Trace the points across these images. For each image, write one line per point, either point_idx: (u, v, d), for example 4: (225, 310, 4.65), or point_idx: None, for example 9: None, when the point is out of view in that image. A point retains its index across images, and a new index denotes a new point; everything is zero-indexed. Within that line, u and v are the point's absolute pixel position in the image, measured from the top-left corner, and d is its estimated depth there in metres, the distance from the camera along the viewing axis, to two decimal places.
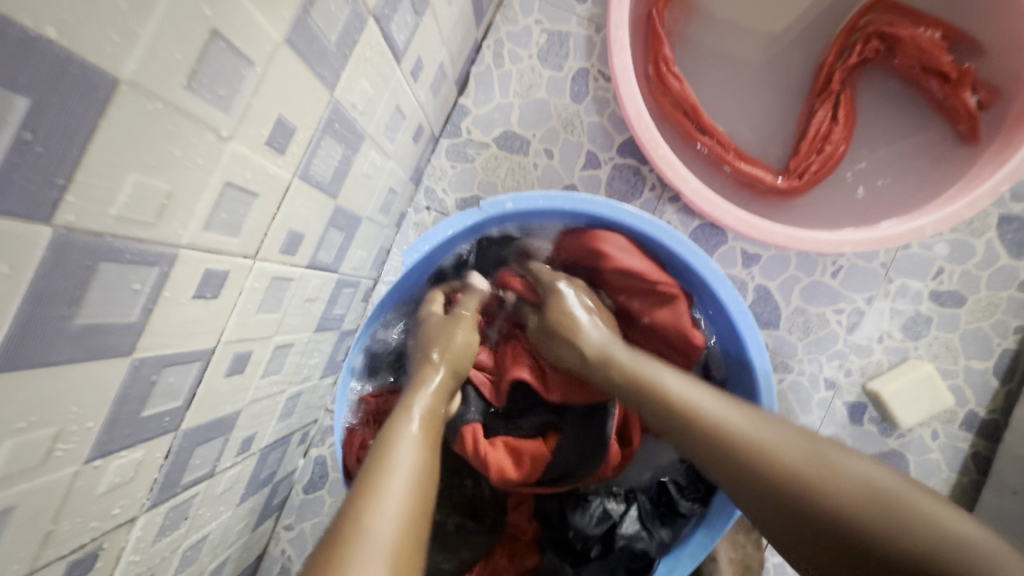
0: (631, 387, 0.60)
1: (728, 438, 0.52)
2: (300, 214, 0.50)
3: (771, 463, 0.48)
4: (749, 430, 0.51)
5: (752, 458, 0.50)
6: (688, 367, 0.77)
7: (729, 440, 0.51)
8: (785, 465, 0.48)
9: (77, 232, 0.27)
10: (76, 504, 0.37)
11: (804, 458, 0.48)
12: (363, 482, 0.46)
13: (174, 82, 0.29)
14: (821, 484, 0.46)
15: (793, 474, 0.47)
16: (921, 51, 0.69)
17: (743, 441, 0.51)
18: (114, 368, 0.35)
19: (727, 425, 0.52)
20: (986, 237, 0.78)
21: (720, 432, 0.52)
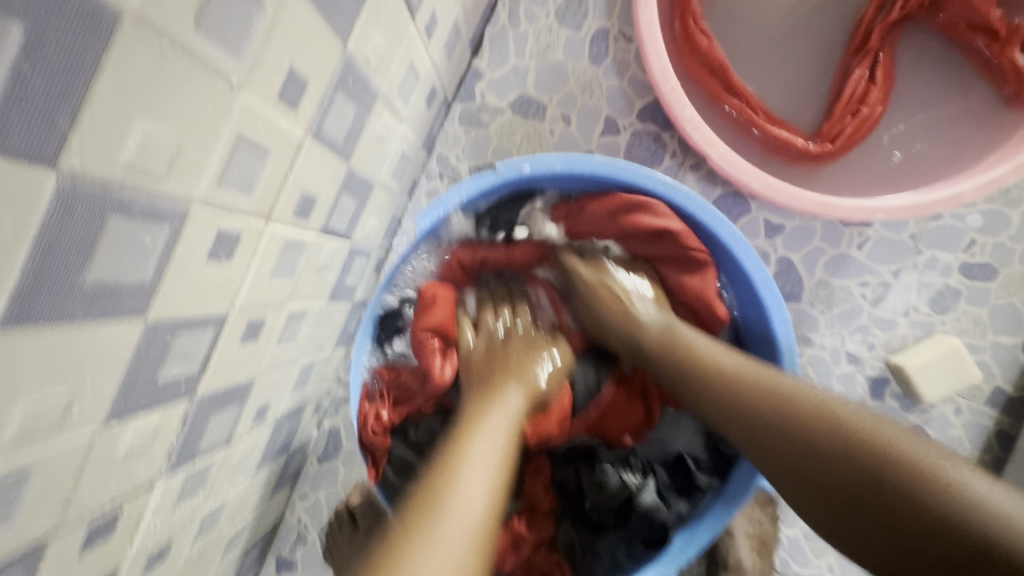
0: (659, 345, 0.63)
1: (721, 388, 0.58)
2: (313, 176, 0.48)
3: (764, 402, 0.54)
4: (747, 377, 0.57)
5: (755, 404, 0.55)
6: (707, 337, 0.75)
7: (738, 398, 0.56)
8: (800, 410, 0.52)
9: (85, 181, 0.26)
10: (94, 467, 0.36)
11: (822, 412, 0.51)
12: (444, 487, 0.48)
13: (181, 20, 0.27)
14: (859, 452, 0.48)
15: (808, 424, 0.51)
16: (968, 5, 0.65)
17: (751, 394, 0.55)
18: (128, 329, 0.33)
19: (774, 391, 0.54)
20: (1022, 207, 0.75)
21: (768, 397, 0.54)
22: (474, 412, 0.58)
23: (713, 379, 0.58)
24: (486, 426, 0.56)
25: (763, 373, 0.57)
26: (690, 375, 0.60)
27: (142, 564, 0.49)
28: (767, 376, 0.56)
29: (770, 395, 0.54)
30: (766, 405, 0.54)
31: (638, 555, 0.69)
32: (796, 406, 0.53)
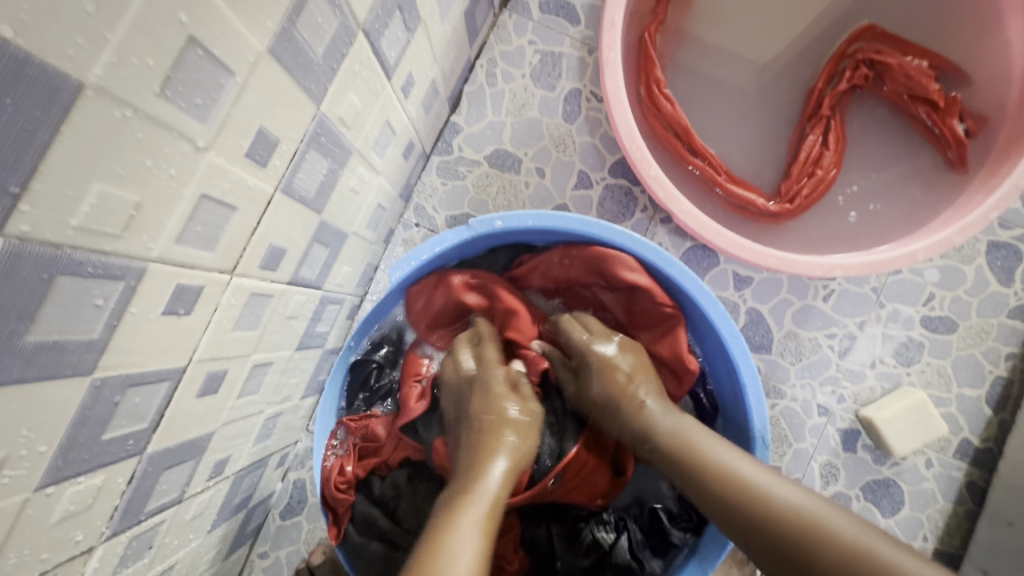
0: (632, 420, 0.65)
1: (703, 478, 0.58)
2: (282, 229, 0.49)
3: (804, 566, 0.51)
4: (784, 505, 0.53)
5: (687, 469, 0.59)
6: (680, 391, 0.75)
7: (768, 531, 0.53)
8: (856, 563, 0.48)
9: (33, 243, 0.26)
10: (24, 534, 0.34)
11: (866, 554, 0.49)
12: None
13: (146, 89, 0.28)
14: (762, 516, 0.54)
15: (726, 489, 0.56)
16: (910, 79, 0.70)
17: (784, 535, 0.52)
18: (73, 388, 0.32)
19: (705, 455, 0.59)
20: (975, 263, 0.79)
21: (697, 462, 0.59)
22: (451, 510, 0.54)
23: (748, 517, 0.54)
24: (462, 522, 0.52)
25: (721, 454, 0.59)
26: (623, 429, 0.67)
27: None
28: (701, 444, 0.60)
29: (823, 541, 0.50)
30: (798, 563, 0.51)
31: None
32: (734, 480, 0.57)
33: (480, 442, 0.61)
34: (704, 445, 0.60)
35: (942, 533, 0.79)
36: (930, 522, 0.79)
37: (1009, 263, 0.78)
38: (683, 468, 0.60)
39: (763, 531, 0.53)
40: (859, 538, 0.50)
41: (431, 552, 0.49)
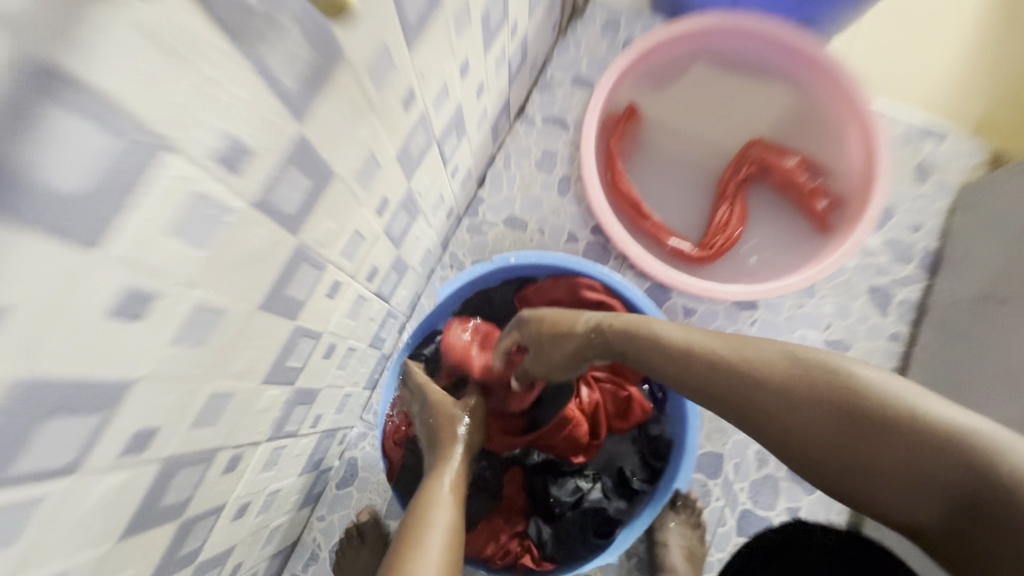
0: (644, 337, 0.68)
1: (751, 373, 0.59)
2: (379, 255, 0.79)
3: (748, 398, 0.59)
4: (732, 355, 0.60)
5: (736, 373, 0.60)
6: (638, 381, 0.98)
7: (719, 377, 0.61)
8: (790, 373, 0.57)
9: (303, 243, 0.56)
10: (248, 410, 0.62)
11: (798, 365, 0.57)
12: (404, 560, 0.59)
13: (352, 175, 0.60)
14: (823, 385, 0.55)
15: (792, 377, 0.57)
16: (784, 173, 1.00)
17: (732, 379, 0.60)
18: (287, 326, 0.61)
19: (751, 355, 0.60)
20: (859, 300, 1.08)
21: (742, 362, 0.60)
22: (417, 514, 0.67)
23: (706, 370, 0.61)
24: (431, 521, 0.65)
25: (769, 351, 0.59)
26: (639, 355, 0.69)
27: (234, 509, 0.70)
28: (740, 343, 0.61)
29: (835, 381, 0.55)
30: (746, 400, 0.59)
31: (590, 545, 0.85)
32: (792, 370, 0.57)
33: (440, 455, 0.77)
34: (660, 330, 0.67)
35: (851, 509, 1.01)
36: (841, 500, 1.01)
37: (882, 301, 1.08)
38: (635, 346, 0.68)
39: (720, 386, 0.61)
40: (791, 357, 0.58)
41: (414, 529, 0.64)
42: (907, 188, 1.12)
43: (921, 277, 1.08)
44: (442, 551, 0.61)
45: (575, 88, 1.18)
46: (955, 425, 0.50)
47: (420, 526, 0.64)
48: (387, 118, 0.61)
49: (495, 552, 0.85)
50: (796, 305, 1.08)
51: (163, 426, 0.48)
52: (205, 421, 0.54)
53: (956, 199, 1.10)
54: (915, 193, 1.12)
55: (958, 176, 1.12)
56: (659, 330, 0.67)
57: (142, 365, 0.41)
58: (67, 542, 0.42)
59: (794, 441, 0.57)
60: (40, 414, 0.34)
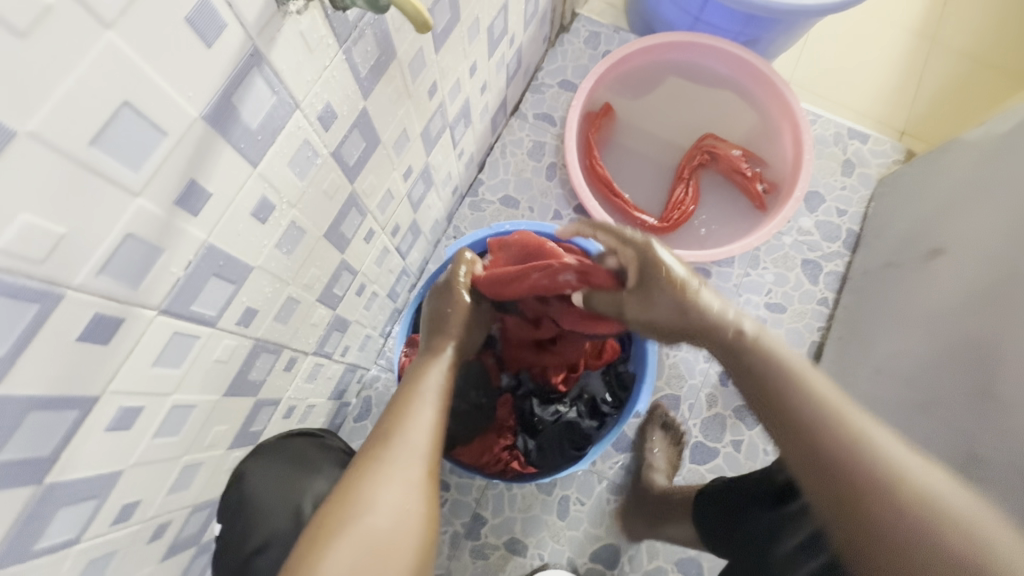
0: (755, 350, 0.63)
1: (833, 418, 0.56)
2: (401, 215, 0.99)
3: (849, 450, 0.54)
4: (843, 405, 0.56)
5: (819, 410, 0.57)
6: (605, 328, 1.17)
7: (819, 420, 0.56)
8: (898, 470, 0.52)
9: (355, 190, 0.76)
10: (305, 320, 0.80)
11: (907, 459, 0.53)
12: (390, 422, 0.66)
13: (391, 143, 0.80)
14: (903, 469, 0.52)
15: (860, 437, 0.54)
16: (730, 161, 1.20)
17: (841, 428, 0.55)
18: (337, 256, 0.81)
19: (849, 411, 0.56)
20: (795, 271, 1.30)
21: (834, 407, 0.57)
22: (403, 401, 0.69)
23: (785, 403, 0.59)
24: (416, 403, 0.69)
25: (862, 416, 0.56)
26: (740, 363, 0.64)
27: (284, 408, 0.88)
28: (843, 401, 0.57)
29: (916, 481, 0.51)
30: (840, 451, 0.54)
31: (567, 455, 1.05)
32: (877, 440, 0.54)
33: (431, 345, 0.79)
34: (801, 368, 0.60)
35: None
36: None
37: (813, 271, 1.30)
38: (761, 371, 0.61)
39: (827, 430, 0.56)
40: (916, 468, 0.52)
41: (400, 408, 0.68)
42: (835, 180, 1.35)
43: (845, 253, 1.30)
44: (423, 439, 0.65)
45: (561, 90, 1.39)
46: (981, 539, 0.48)
47: (411, 395, 0.70)
48: (417, 102, 0.82)
49: (489, 460, 1.06)
50: (742, 274, 1.30)
51: (259, 312, 0.67)
52: (281, 318, 0.73)
53: (874, 190, 1.33)
54: (842, 184, 1.34)
55: (877, 171, 1.35)
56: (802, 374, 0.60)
57: (259, 257, 0.60)
58: (201, 380, 0.61)
59: (821, 482, 0.55)
60: (210, 273, 0.53)
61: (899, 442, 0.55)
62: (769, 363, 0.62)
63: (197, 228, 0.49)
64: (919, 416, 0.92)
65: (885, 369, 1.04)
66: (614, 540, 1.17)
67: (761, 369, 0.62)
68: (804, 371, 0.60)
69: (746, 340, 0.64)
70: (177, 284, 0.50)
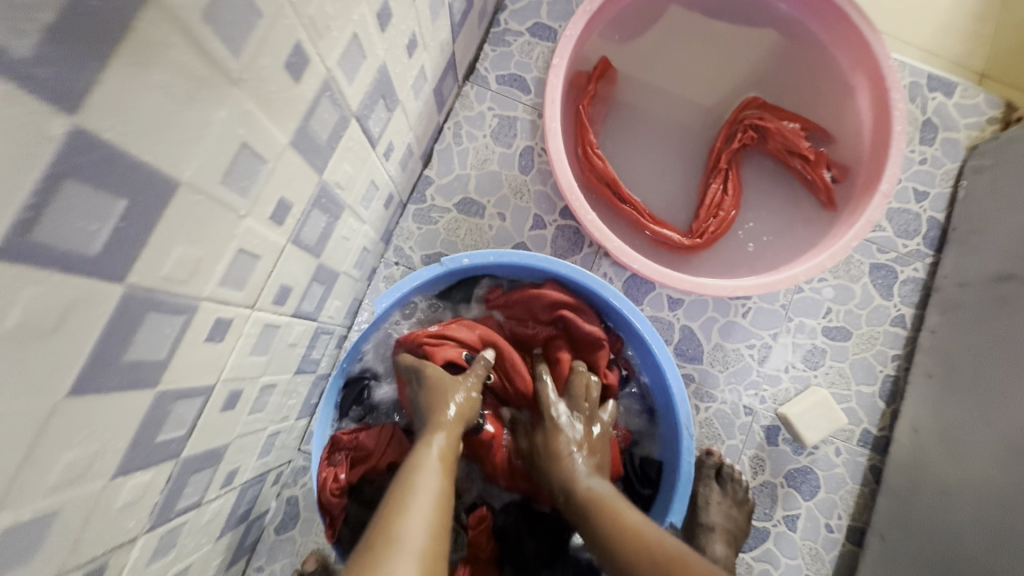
0: (587, 490, 0.66)
1: (629, 539, 0.60)
2: (289, 272, 0.61)
3: None
4: (658, 546, 0.58)
5: (609, 522, 0.63)
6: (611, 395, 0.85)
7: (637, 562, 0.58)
8: None
9: (138, 287, 0.38)
10: (100, 515, 0.44)
11: None
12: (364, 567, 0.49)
13: (212, 178, 0.41)
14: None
15: (676, 565, 0.56)
16: (785, 139, 0.85)
17: (655, 559, 0.58)
18: (142, 396, 0.43)
19: (626, 512, 0.63)
20: (862, 281, 0.96)
21: (609, 508, 0.64)
22: (396, 496, 0.57)
23: (589, 509, 0.65)
24: (410, 515, 0.54)
25: (668, 537, 0.60)
26: (574, 486, 0.68)
27: None
28: (623, 509, 0.63)
29: None
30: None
31: None
32: (667, 552, 0.58)
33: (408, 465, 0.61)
34: (615, 500, 0.65)
35: (853, 511, 0.92)
36: (843, 501, 0.92)
37: (886, 280, 0.96)
38: (589, 517, 0.65)
39: (631, 556, 0.59)
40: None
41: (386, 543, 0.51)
42: (911, 150, 0.99)
43: (927, 252, 0.97)
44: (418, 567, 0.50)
45: (534, 38, 0.97)
46: None
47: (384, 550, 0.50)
48: (261, 87, 0.42)
49: None
50: (793, 290, 0.96)
51: None
52: (6, 563, 0.36)
53: (965, 161, 0.98)
54: (920, 155, 0.99)
55: (968, 134, 0.99)
56: (599, 487, 0.67)
57: None
58: None
59: None
60: None
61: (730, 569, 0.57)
62: (601, 496, 0.66)
63: None
64: None
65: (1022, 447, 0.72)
66: None
67: (595, 502, 0.65)
68: (614, 496, 0.65)
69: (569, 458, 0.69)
70: None
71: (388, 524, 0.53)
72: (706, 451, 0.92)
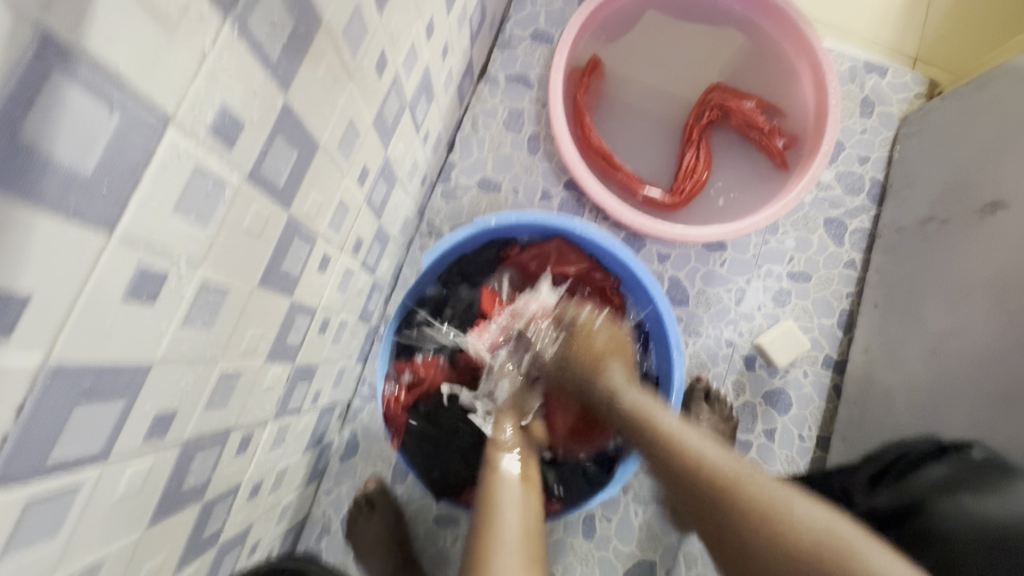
0: (632, 407, 0.74)
1: (681, 454, 0.67)
2: (363, 227, 0.79)
3: (725, 495, 0.62)
4: (710, 456, 0.66)
5: (658, 435, 0.70)
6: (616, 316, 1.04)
7: (688, 472, 0.65)
8: (763, 509, 0.59)
9: (293, 216, 0.56)
10: (255, 390, 0.62)
11: (782, 510, 0.59)
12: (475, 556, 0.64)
13: (333, 145, 0.59)
14: (740, 492, 0.61)
15: (729, 483, 0.63)
16: (744, 114, 1.04)
17: (706, 475, 0.64)
18: (284, 302, 0.61)
19: (674, 431, 0.70)
20: (818, 232, 1.15)
21: (672, 436, 0.69)
22: (484, 509, 0.70)
23: (651, 436, 0.71)
24: (502, 517, 0.68)
25: (716, 452, 0.67)
26: (626, 412, 0.75)
27: (249, 488, 0.71)
28: (677, 433, 0.70)
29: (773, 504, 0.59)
30: (721, 494, 0.62)
31: (591, 477, 0.95)
32: (718, 467, 0.64)
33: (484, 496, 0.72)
34: (655, 410, 0.73)
35: (820, 422, 1.10)
36: (811, 415, 1.11)
37: (838, 231, 1.15)
38: (632, 423, 0.73)
39: (678, 462, 0.67)
40: (764, 483, 0.62)
41: (483, 537, 0.66)
42: (854, 122, 1.18)
43: (871, 206, 1.16)
44: (518, 534, 0.67)
45: (535, 42, 1.16)
46: None
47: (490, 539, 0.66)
48: (362, 81, 0.60)
49: None
50: (761, 242, 1.14)
51: (179, 411, 0.48)
52: (218, 401, 0.54)
53: (898, 129, 1.17)
54: (862, 126, 1.18)
55: (900, 108, 1.19)
56: (656, 416, 0.73)
57: (158, 348, 0.41)
58: (101, 529, 0.43)
59: (733, 535, 0.60)
60: (73, 401, 0.35)
61: (774, 481, 0.62)
62: (647, 414, 0.73)
63: (18, 350, 0.30)
64: (993, 407, 0.79)
65: (945, 351, 0.91)
66: (649, 554, 1.06)
67: (647, 427, 0.72)
68: (664, 421, 0.71)
69: (618, 397, 0.75)
70: (8, 443, 0.31)
71: (490, 518, 0.68)
72: (697, 378, 1.10)
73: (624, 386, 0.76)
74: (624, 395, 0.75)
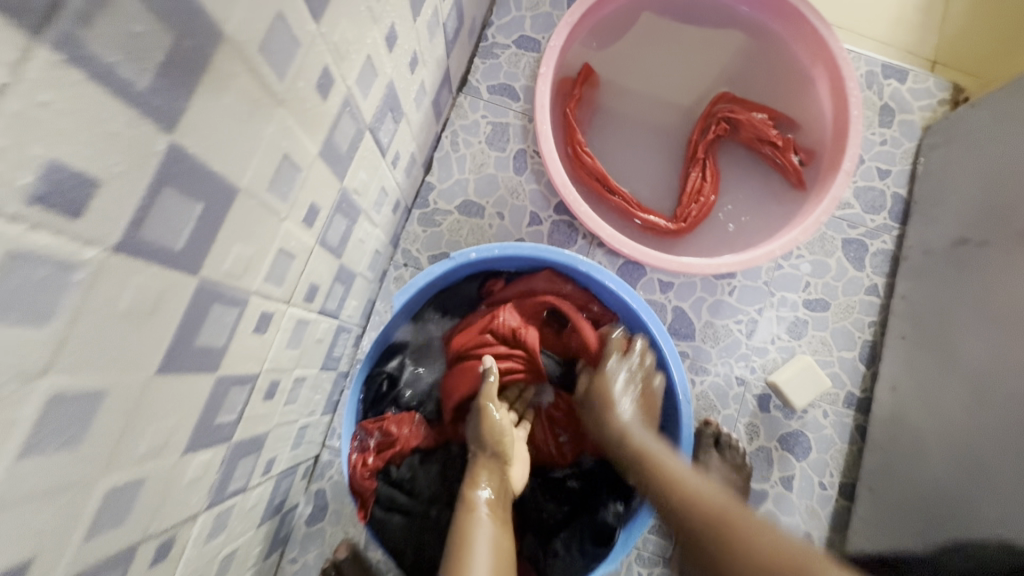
0: (636, 449, 0.74)
1: (691, 504, 0.64)
2: (317, 271, 0.68)
3: (714, 540, 0.60)
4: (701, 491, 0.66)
5: (682, 499, 0.66)
6: None
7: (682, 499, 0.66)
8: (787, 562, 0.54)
9: (207, 280, 0.44)
10: (173, 488, 0.50)
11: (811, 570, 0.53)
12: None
13: (262, 186, 0.47)
14: (732, 543, 0.59)
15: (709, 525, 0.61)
16: (754, 127, 0.93)
17: (701, 518, 0.62)
18: (206, 379, 0.50)
19: (702, 494, 0.65)
20: (836, 256, 1.04)
21: (693, 498, 0.65)
22: (461, 537, 0.69)
23: (659, 487, 0.69)
24: (475, 550, 0.67)
25: (723, 501, 0.64)
26: (645, 471, 0.72)
27: None
28: (699, 490, 0.66)
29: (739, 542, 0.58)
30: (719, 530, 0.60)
31: (588, 549, 0.83)
32: (739, 524, 0.59)
33: (461, 513, 0.72)
34: (663, 455, 0.72)
35: (843, 468, 0.99)
36: (833, 460, 0.99)
37: (858, 253, 1.04)
38: (639, 471, 0.73)
39: (686, 512, 0.64)
40: (771, 539, 0.57)
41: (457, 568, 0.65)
42: (872, 133, 1.08)
43: (893, 225, 1.05)
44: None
45: (520, 49, 1.05)
46: None
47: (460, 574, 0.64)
48: (298, 106, 0.49)
49: None
50: (773, 267, 1.03)
51: (41, 555, 0.36)
52: (110, 521, 0.42)
53: (921, 140, 1.07)
54: (881, 137, 1.07)
55: (922, 116, 1.08)
56: (670, 469, 0.70)
57: None
58: None
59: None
60: None
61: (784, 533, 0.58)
62: (671, 476, 0.69)
63: None
64: None
65: (991, 392, 0.79)
66: None
67: (657, 478, 0.70)
68: (683, 475, 0.69)
69: (630, 440, 0.75)
70: None
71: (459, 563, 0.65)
72: (705, 422, 0.99)
73: (633, 427, 0.77)
74: (631, 439, 0.76)
